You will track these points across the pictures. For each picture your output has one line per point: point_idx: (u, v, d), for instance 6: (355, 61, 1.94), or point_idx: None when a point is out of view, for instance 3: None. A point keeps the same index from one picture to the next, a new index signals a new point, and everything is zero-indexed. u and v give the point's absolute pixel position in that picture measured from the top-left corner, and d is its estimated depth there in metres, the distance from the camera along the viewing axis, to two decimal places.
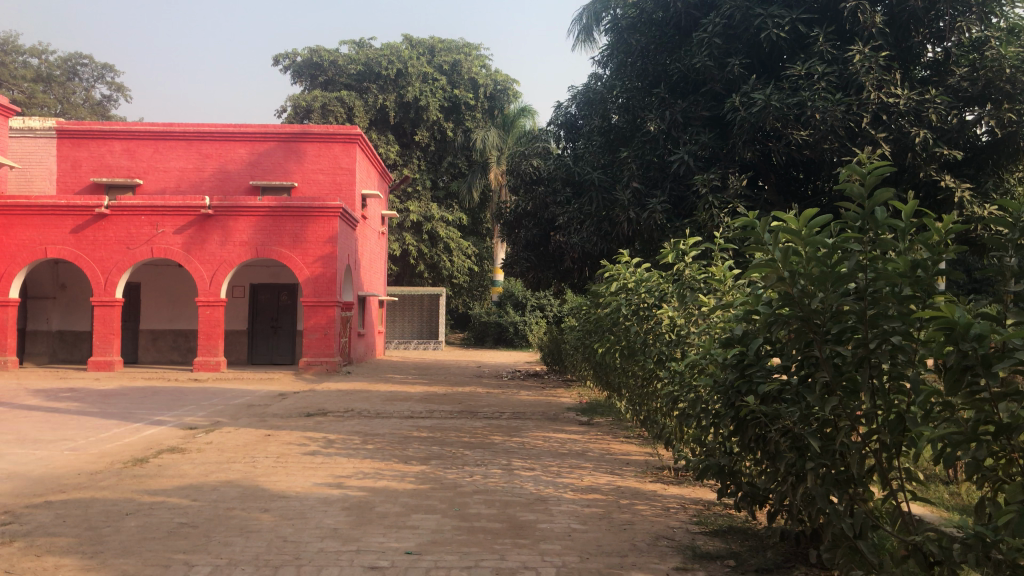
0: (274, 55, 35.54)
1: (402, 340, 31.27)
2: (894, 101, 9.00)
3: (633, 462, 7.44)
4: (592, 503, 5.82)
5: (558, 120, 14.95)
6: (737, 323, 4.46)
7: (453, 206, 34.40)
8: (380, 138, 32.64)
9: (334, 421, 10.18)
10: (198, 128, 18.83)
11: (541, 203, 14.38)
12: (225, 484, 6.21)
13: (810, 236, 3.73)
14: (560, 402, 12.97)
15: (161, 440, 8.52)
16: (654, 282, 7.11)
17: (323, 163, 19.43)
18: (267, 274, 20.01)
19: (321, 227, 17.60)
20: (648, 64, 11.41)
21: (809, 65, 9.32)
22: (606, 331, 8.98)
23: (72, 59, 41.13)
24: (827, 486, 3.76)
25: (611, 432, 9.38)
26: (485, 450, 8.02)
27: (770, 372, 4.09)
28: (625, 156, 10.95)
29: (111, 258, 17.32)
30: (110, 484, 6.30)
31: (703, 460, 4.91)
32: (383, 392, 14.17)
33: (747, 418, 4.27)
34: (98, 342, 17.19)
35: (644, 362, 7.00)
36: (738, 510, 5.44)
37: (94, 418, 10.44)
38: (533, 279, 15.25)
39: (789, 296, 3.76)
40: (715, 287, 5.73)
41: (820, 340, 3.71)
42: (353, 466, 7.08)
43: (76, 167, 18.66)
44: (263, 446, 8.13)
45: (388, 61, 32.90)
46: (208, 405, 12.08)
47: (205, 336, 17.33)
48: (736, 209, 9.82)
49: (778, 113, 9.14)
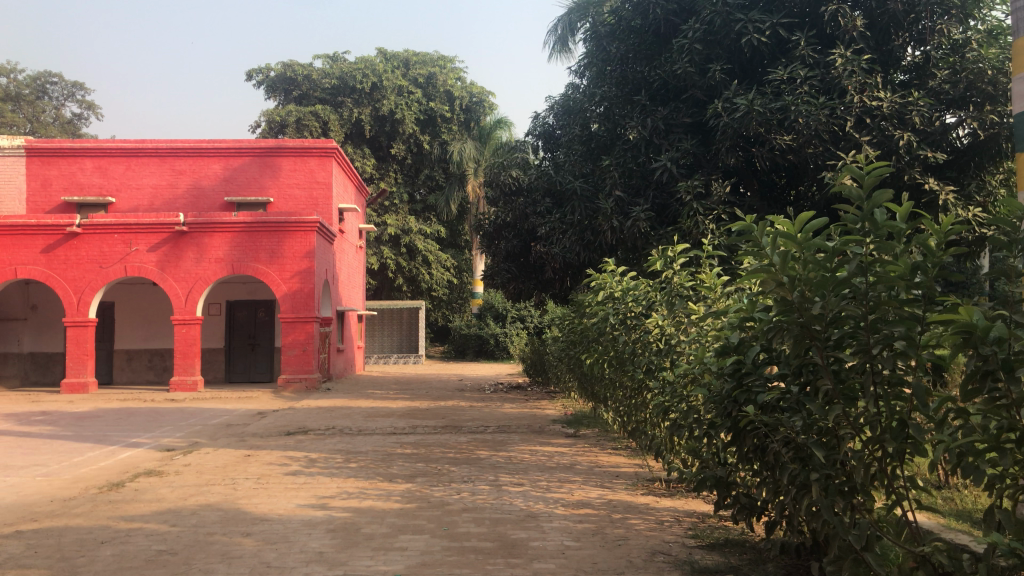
0: (247, 70, 35.26)
1: (382, 355, 31.01)
2: (877, 105, 8.99)
3: (623, 475, 7.32)
4: (584, 518, 5.68)
5: (536, 130, 14.93)
6: (732, 330, 4.34)
7: (431, 219, 34.25)
8: (355, 152, 32.45)
9: (315, 439, 9.97)
10: (171, 144, 18.58)
11: (521, 214, 14.26)
12: (205, 508, 6.01)
13: (806, 241, 3.64)
14: (545, 414, 12.84)
15: (137, 464, 8.29)
16: (642, 291, 7.01)
17: (299, 177, 19.23)
18: (244, 291, 19.75)
19: (299, 242, 17.39)
20: (628, 72, 11.35)
21: (791, 69, 9.31)
22: (593, 341, 8.87)
23: (41, 76, 40.67)
24: (833, 497, 3.63)
25: (599, 443, 9.25)
26: (471, 465, 7.86)
27: (768, 380, 3.98)
28: (607, 165, 10.87)
29: (84, 277, 17.01)
30: (85, 510, 6.08)
31: (699, 472, 4.78)
32: (365, 408, 13.96)
33: (745, 428, 4.15)
34: (72, 363, 16.85)
35: (632, 372, 6.88)
36: (734, 522, 5.33)
37: (68, 442, 10.18)
38: (513, 291, 15.11)
39: (788, 302, 3.66)
40: (705, 294, 5.64)
41: (821, 346, 3.61)
42: (337, 485, 6.90)
43: (46, 186, 18.34)
44: (243, 466, 7.92)
45: (362, 74, 32.72)
46: (186, 425, 11.83)
47: (181, 355, 17.02)
48: (721, 216, 9.77)
49: (761, 118, 9.10)
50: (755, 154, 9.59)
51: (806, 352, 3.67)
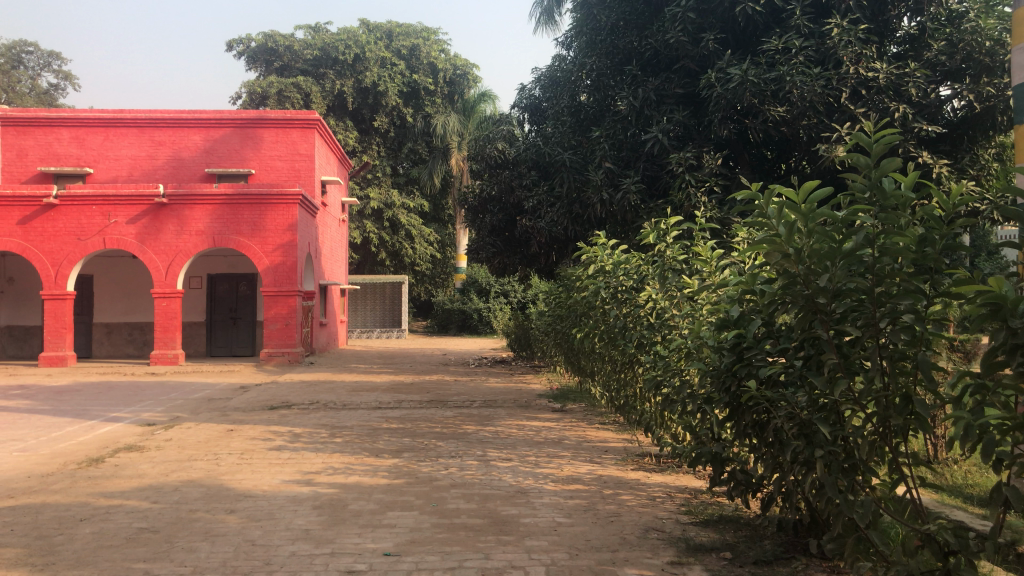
0: (226, 40, 34.65)
1: (364, 329, 30.87)
2: (872, 76, 8.90)
3: (612, 450, 7.24)
4: (575, 494, 5.59)
5: (523, 103, 14.79)
6: (731, 304, 4.23)
7: (414, 192, 33.97)
8: (338, 124, 32.02)
9: (299, 414, 9.83)
10: (150, 114, 18.20)
11: (506, 186, 14.04)
12: (187, 484, 5.87)
13: (812, 213, 3.52)
14: (531, 389, 12.75)
15: (117, 439, 8.12)
16: (634, 265, 6.89)
17: (281, 149, 18.96)
18: (225, 264, 19.49)
19: (281, 214, 17.16)
20: (618, 41, 11.14)
21: (786, 40, 9.18)
22: (582, 316, 8.72)
23: (17, 46, 39.94)
24: (836, 474, 3.55)
25: (586, 418, 9.17)
26: (459, 440, 7.75)
27: (770, 355, 3.87)
28: (597, 136, 10.80)
29: (61, 249, 16.70)
30: (63, 487, 5.92)
31: (695, 448, 4.69)
32: (348, 383, 13.83)
33: (745, 404, 4.06)
34: (50, 337, 16.58)
35: (623, 347, 6.78)
36: (727, 498, 5.27)
37: (46, 416, 9.97)
38: (497, 265, 15.01)
39: (793, 275, 3.55)
40: (699, 267, 5.53)
41: (827, 320, 3.51)
42: (323, 461, 6.77)
43: (22, 156, 17.94)
44: (226, 441, 7.77)
45: (345, 45, 32.21)
46: (166, 399, 11.65)
47: (162, 329, 16.79)
48: (713, 188, 9.68)
49: (755, 89, 8.97)
50: (749, 126, 9.46)
51: (811, 326, 3.56)
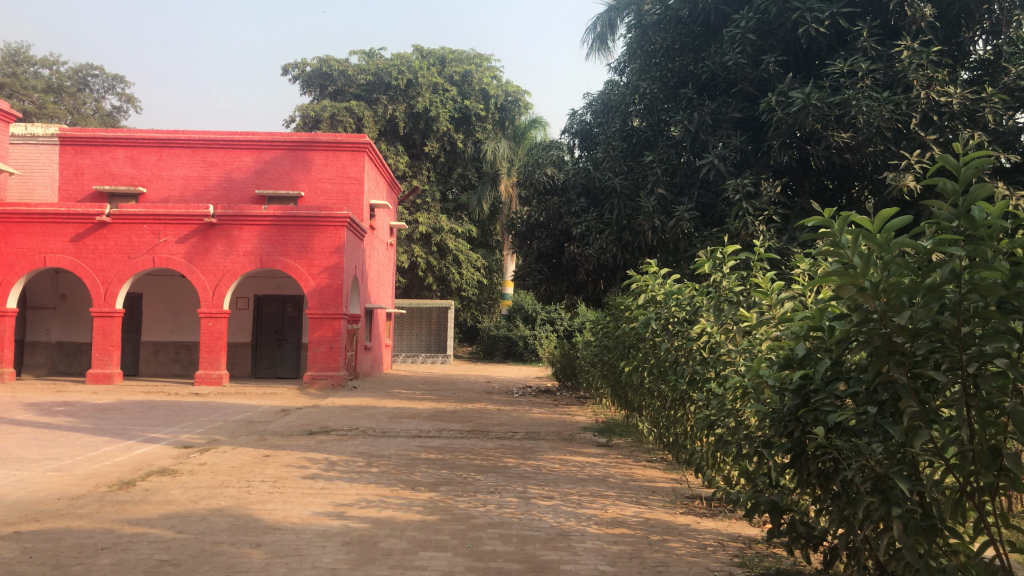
0: (283, 64, 35.14)
1: (410, 354, 30.79)
2: (946, 101, 8.47)
3: (660, 490, 6.87)
4: (620, 539, 5.25)
5: (573, 128, 14.59)
6: (795, 341, 3.83)
7: (463, 218, 33.94)
8: (389, 149, 32.21)
9: (337, 440, 9.61)
10: (204, 136, 18.39)
11: (555, 213, 13.73)
12: (215, 513, 5.65)
13: (887, 243, 3.14)
14: (575, 421, 12.39)
15: (152, 461, 7.97)
16: (687, 294, 6.55)
17: (330, 172, 18.98)
18: (272, 286, 19.54)
19: (328, 237, 17.10)
20: (673, 65, 10.89)
21: (852, 62, 8.86)
22: (631, 348, 8.36)
23: (84, 69, 40.90)
24: (915, 536, 3.17)
25: (633, 455, 8.81)
26: (498, 474, 7.44)
27: (840, 398, 3.47)
28: (650, 161, 10.51)
29: (112, 267, 16.86)
30: (90, 512, 5.74)
31: (751, 496, 4.30)
32: (390, 409, 13.60)
33: (809, 451, 3.67)
34: (98, 354, 16.68)
35: (674, 383, 6.42)
36: (784, 550, 4.90)
37: (86, 435, 9.89)
38: (544, 291, 14.75)
39: (869, 311, 3.18)
40: (757, 299, 5.15)
41: (906, 362, 3.15)
42: (356, 492, 6.52)
43: (79, 175, 18.21)
44: (260, 468, 7.57)
45: (398, 71, 32.40)
46: (207, 420, 11.54)
47: (207, 349, 16.81)
48: (771, 217, 9.33)
49: (818, 113, 8.63)
50: (810, 152, 9.11)
51: (886, 368, 3.19)
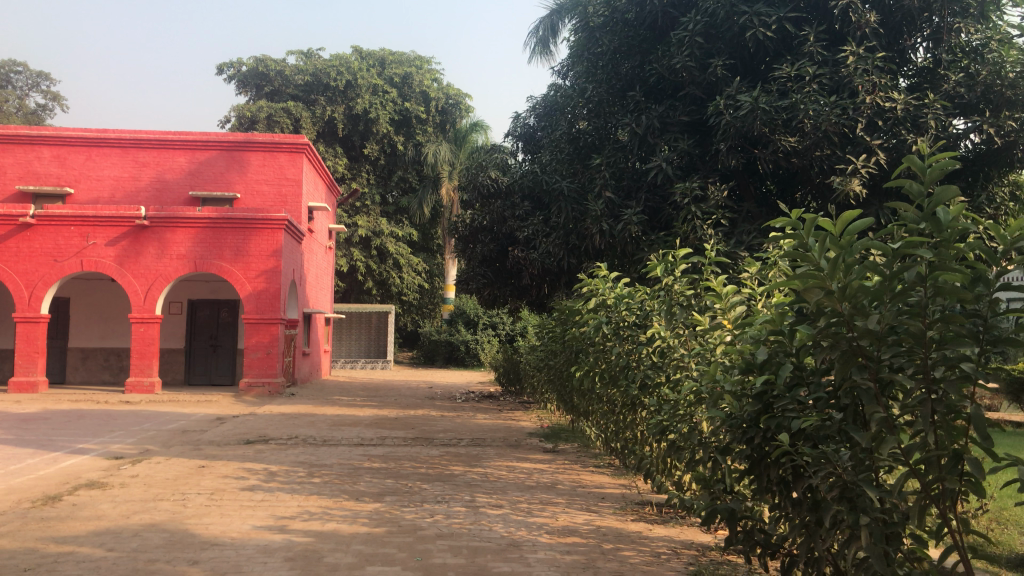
0: (217, 64, 34.39)
1: (349, 359, 30.35)
2: (890, 106, 8.64)
3: (609, 497, 6.79)
4: (572, 549, 5.13)
5: (517, 131, 14.52)
6: (754, 346, 3.76)
7: (403, 221, 33.65)
8: (327, 151, 31.73)
9: (276, 449, 9.31)
10: (134, 135, 17.78)
11: (499, 217, 13.52)
12: (148, 529, 5.36)
13: (850, 246, 3.07)
14: (520, 427, 12.26)
15: (79, 474, 7.58)
16: (638, 298, 6.50)
17: (267, 173, 18.56)
18: (207, 290, 19.01)
19: (266, 239, 16.72)
20: (620, 68, 10.89)
21: (799, 67, 8.96)
22: (580, 352, 8.29)
23: (6, 65, 39.45)
24: (880, 544, 3.10)
25: (580, 461, 8.73)
26: (445, 483, 7.27)
27: (803, 402, 3.40)
28: (598, 164, 10.49)
29: (36, 271, 16.18)
30: (12, 530, 5.39)
31: (708, 504, 4.22)
32: (331, 416, 13.30)
33: (771, 458, 3.60)
34: (21, 361, 15.97)
35: (626, 388, 6.34)
36: (739, 557, 4.85)
37: (7, 446, 9.40)
38: (487, 296, 14.61)
39: (836, 314, 3.10)
40: (709, 303, 5.08)
41: (870, 367, 3.10)
42: (298, 504, 6.28)
43: (1, 174, 17.42)
44: (195, 480, 7.26)
45: (337, 72, 31.97)
46: (139, 430, 11.08)
47: (138, 355, 16.24)
48: (719, 221, 9.41)
49: (766, 116, 8.70)
50: (758, 156, 9.17)
51: (850, 374, 3.14)
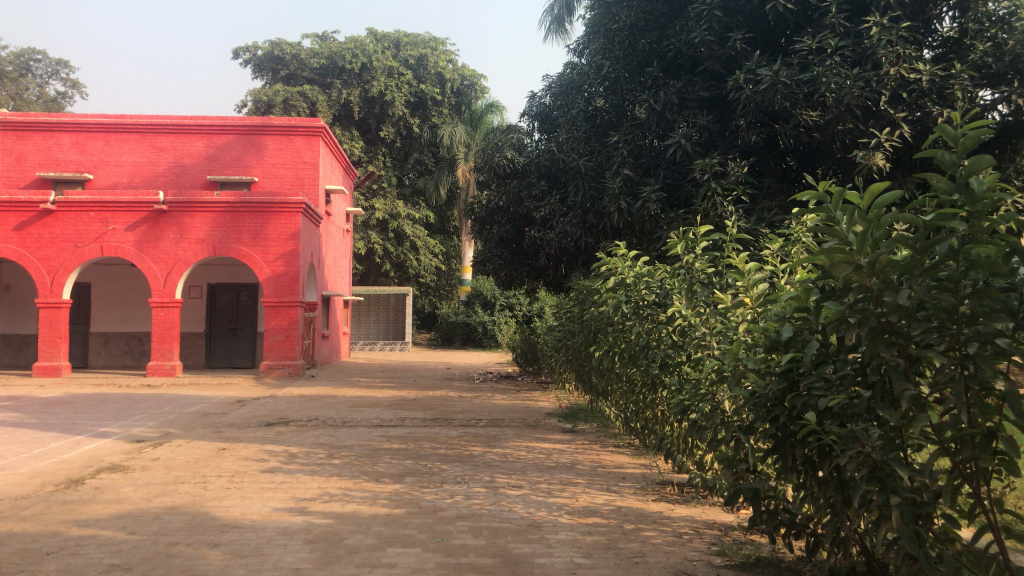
0: (233, 48, 34.38)
1: (367, 342, 30.43)
2: (915, 78, 8.48)
3: (630, 477, 6.74)
4: (594, 529, 5.09)
5: (532, 110, 14.40)
6: (779, 324, 3.68)
7: (420, 204, 33.60)
8: (343, 134, 31.67)
9: (296, 432, 9.33)
10: (152, 120, 17.79)
11: (515, 198, 13.42)
12: (169, 512, 5.37)
13: (878, 219, 2.99)
14: (539, 407, 12.23)
15: (101, 457, 7.62)
16: (658, 277, 6.42)
17: (284, 157, 18.56)
18: (226, 273, 19.08)
19: (284, 223, 16.72)
20: (637, 43, 10.76)
21: (821, 39, 8.83)
22: (599, 332, 8.22)
23: (25, 54, 39.59)
24: (911, 524, 3.03)
25: (600, 441, 8.68)
26: (464, 464, 7.25)
27: (830, 379, 3.33)
28: (616, 141, 10.39)
29: (57, 256, 16.26)
30: (35, 514, 5.41)
31: (732, 484, 4.15)
32: (350, 398, 13.32)
33: (796, 437, 3.53)
34: (44, 346, 16.10)
35: (645, 367, 6.28)
36: (763, 537, 4.79)
37: (31, 430, 9.46)
38: (504, 277, 14.55)
39: (865, 290, 3.02)
40: (731, 280, 5.00)
41: (899, 343, 3.03)
42: (318, 486, 6.28)
43: (21, 161, 17.49)
44: (216, 462, 7.27)
45: (352, 54, 31.85)
46: (160, 414, 11.14)
47: (159, 339, 16.33)
48: (740, 197, 9.29)
49: (787, 91, 8.59)
50: (779, 131, 9.05)
51: (879, 351, 3.06)
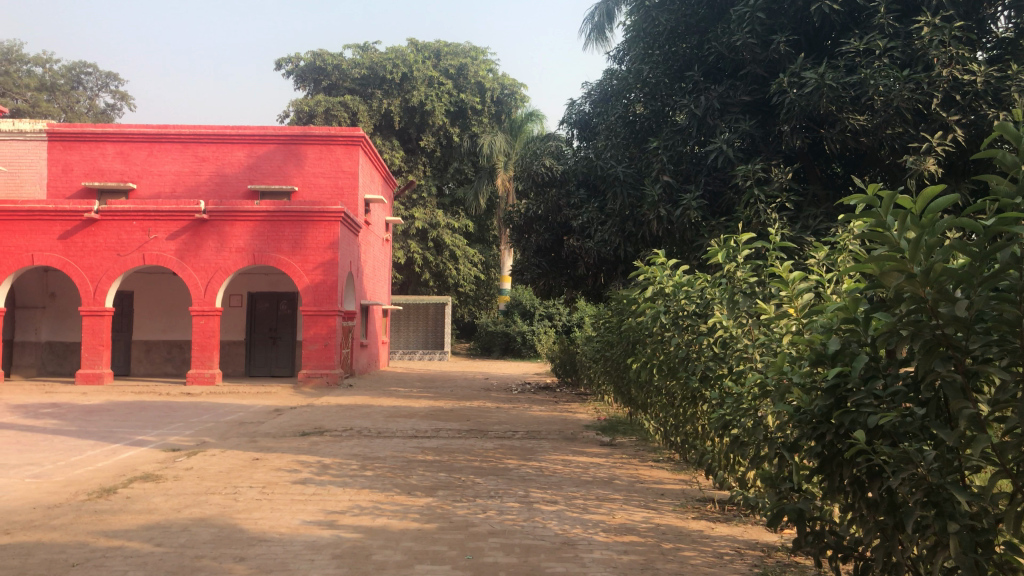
0: (276, 59, 34.80)
1: (407, 351, 30.49)
2: (969, 79, 8.15)
3: (669, 493, 6.53)
4: (630, 549, 4.90)
5: (572, 118, 14.26)
6: (825, 336, 3.47)
7: (460, 213, 33.62)
8: (384, 144, 31.81)
9: (331, 442, 9.26)
10: (194, 130, 17.99)
11: (554, 207, 13.26)
12: (197, 524, 5.30)
13: (934, 226, 2.77)
14: (577, 419, 12.07)
15: (136, 466, 7.60)
16: (699, 287, 6.22)
17: (324, 166, 18.61)
18: (266, 282, 19.18)
19: (322, 232, 16.74)
20: (678, 46, 10.57)
21: (869, 40, 8.60)
22: (637, 343, 8.03)
23: (76, 67, 40.42)
24: (969, 552, 2.81)
25: (638, 455, 8.48)
26: (499, 477, 7.10)
27: (880, 396, 3.11)
28: (655, 147, 10.21)
29: (101, 265, 16.47)
30: (65, 523, 5.38)
31: (776, 504, 3.93)
32: (386, 408, 13.25)
33: (844, 456, 3.31)
34: (87, 354, 16.30)
35: (685, 379, 6.08)
36: (808, 558, 4.57)
37: (70, 438, 9.52)
38: (543, 286, 14.40)
39: (921, 299, 2.80)
40: (775, 290, 4.78)
41: (956, 358, 2.81)
42: (349, 498, 6.16)
43: (68, 171, 17.78)
44: (248, 473, 7.20)
45: (392, 65, 32.03)
46: (198, 422, 11.16)
47: (199, 347, 16.44)
48: (784, 204, 9.06)
49: (833, 94, 8.37)
50: (825, 136, 8.82)
51: (933, 366, 2.85)
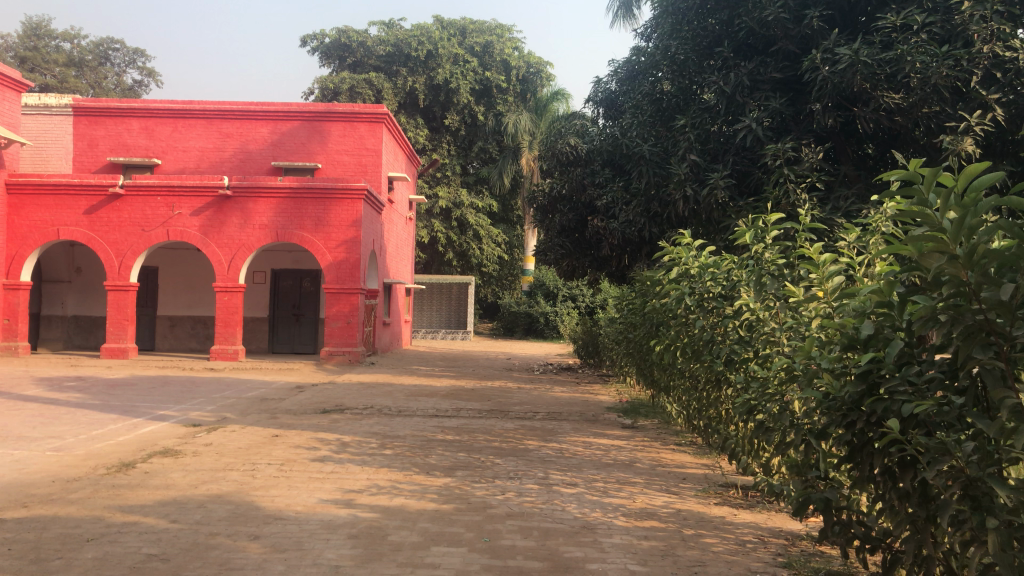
0: (302, 36, 34.73)
1: (430, 330, 30.52)
2: (1010, 56, 7.90)
3: (691, 477, 6.42)
4: (651, 534, 4.80)
5: (598, 96, 14.05)
6: (858, 320, 3.32)
7: (484, 192, 33.46)
8: (409, 122, 31.65)
9: (351, 420, 9.22)
10: (219, 106, 17.97)
11: (578, 185, 13.09)
12: (213, 501, 5.26)
13: (977, 206, 2.61)
14: (599, 401, 11.95)
15: (156, 441, 7.61)
16: (724, 268, 6.09)
17: (348, 143, 18.53)
18: (289, 259, 19.20)
19: (345, 209, 16.69)
20: (708, 22, 10.33)
21: (906, 15, 8.35)
22: (661, 325, 7.91)
23: (104, 43, 40.49)
24: (1008, 547, 2.66)
25: (660, 438, 8.37)
26: (519, 458, 7.02)
27: (914, 383, 2.98)
28: (682, 125, 10.04)
29: (125, 240, 16.53)
30: (82, 497, 5.36)
31: (802, 492, 3.81)
32: (408, 387, 13.23)
33: (875, 446, 3.18)
34: (112, 328, 16.42)
35: (710, 362, 5.95)
36: (833, 548, 4.45)
37: (93, 411, 9.57)
38: (566, 267, 14.25)
39: (961, 283, 2.66)
40: (803, 272, 4.64)
41: (999, 345, 2.66)
42: (367, 477, 6.11)
43: (93, 146, 17.85)
44: (267, 449, 7.18)
45: (418, 42, 31.79)
46: (220, 398, 11.17)
47: (223, 324, 16.50)
48: (814, 184, 8.84)
49: (867, 72, 8.14)
50: (857, 115, 8.60)
51: (973, 353, 2.70)
